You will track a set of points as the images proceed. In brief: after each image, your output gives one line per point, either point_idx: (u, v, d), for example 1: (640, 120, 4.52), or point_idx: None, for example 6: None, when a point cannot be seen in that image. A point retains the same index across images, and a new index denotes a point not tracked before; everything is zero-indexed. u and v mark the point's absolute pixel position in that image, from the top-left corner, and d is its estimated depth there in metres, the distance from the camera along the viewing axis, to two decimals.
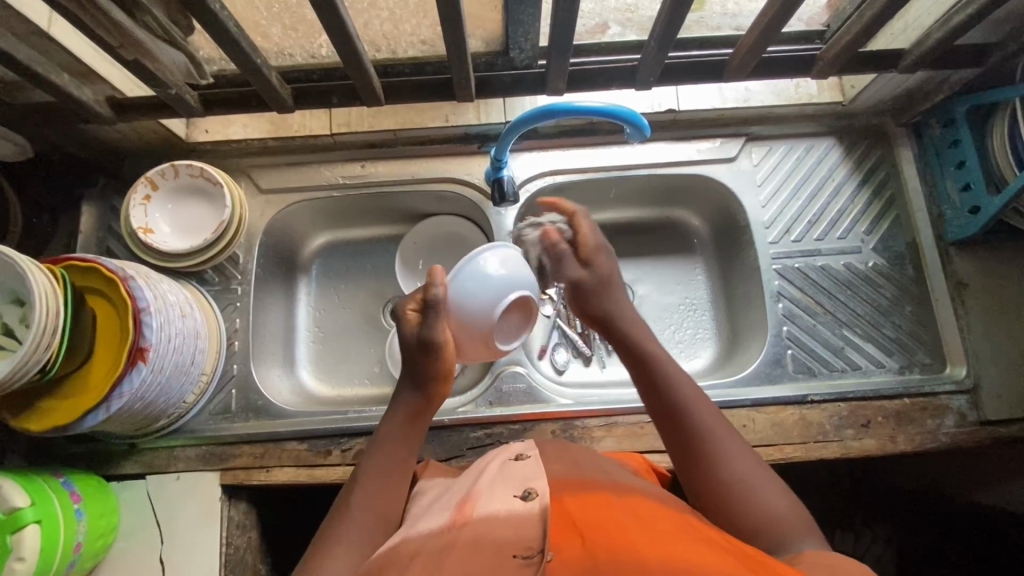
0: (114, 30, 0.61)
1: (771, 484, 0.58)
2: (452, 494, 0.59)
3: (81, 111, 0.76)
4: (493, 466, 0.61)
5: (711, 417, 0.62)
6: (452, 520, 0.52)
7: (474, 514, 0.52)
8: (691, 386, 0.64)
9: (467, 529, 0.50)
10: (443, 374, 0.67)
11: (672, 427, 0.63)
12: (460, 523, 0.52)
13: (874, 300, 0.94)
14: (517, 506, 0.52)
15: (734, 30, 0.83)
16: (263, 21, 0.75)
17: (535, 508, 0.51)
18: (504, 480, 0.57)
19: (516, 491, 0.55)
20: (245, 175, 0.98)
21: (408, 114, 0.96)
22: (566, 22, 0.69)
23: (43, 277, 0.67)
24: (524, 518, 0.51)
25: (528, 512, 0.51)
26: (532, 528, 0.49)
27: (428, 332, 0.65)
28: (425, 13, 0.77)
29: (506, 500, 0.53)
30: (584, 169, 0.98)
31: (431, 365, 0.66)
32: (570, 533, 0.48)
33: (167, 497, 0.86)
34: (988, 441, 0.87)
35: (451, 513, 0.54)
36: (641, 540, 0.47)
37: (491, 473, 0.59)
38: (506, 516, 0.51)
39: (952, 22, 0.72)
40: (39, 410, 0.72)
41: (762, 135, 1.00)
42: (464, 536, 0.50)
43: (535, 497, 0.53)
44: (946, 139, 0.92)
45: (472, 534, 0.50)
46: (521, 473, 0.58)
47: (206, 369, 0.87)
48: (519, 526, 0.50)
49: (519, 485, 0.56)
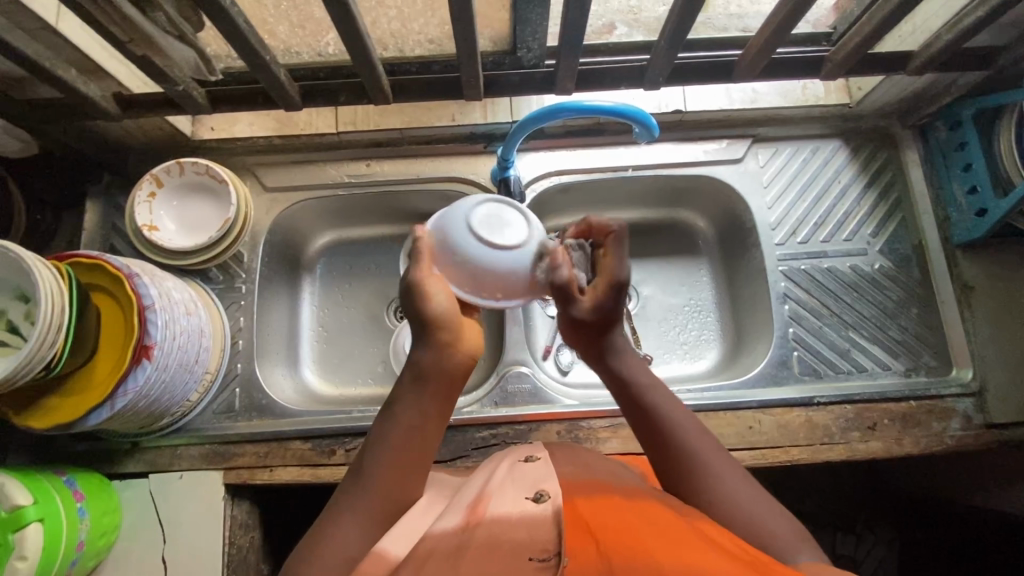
0: (125, 24, 0.60)
1: (760, 496, 0.57)
2: (462, 495, 0.58)
3: (88, 107, 0.76)
4: (502, 467, 0.61)
5: (698, 431, 0.61)
6: (466, 521, 0.52)
7: (487, 515, 0.52)
8: (676, 403, 0.63)
9: (481, 530, 0.50)
10: (439, 318, 0.59)
11: (658, 442, 0.61)
12: (473, 524, 0.51)
13: (880, 303, 0.94)
14: (529, 508, 0.52)
15: (741, 31, 0.83)
16: (271, 19, 0.75)
17: (547, 510, 0.52)
18: (516, 482, 0.57)
19: (528, 493, 0.54)
20: (251, 173, 0.98)
21: (414, 112, 0.97)
22: (575, 22, 0.69)
23: (49, 274, 0.66)
24: (538, 520, 0.51)
25: (541, 514, 0.52)
26: (546, 530, 0.49)
27: (411, 275, 0.61)
28: (434, 12, 0.77)
29: (518, 504, 0.53)
30: (589, 170, 0.98)
31: (418, 308, 0.60)
32: (584, 536, 0.48)
33: (169, 496, 0.86)
34: (993, 444, 0.87)
35: (464, 515, 0.54)
36: (655, 543, 0.47)
37: (501, 476, 0.59)
38: (519, 518, 0.51)
39: (963, 23, 0.72)
40: (42, 408, 0.72)
41: (769, 136, 0.99)
42: (477, 537, 0.49)
43: (547, 499, 0.53)
44: (953, 141, 0.92)
45: (486, 534, 0.50)
46: (531, 475, 0.58)
47: (210, 367, 0.87)
48: (534, 528, 0.50)
49: (530, 487, 0.56)
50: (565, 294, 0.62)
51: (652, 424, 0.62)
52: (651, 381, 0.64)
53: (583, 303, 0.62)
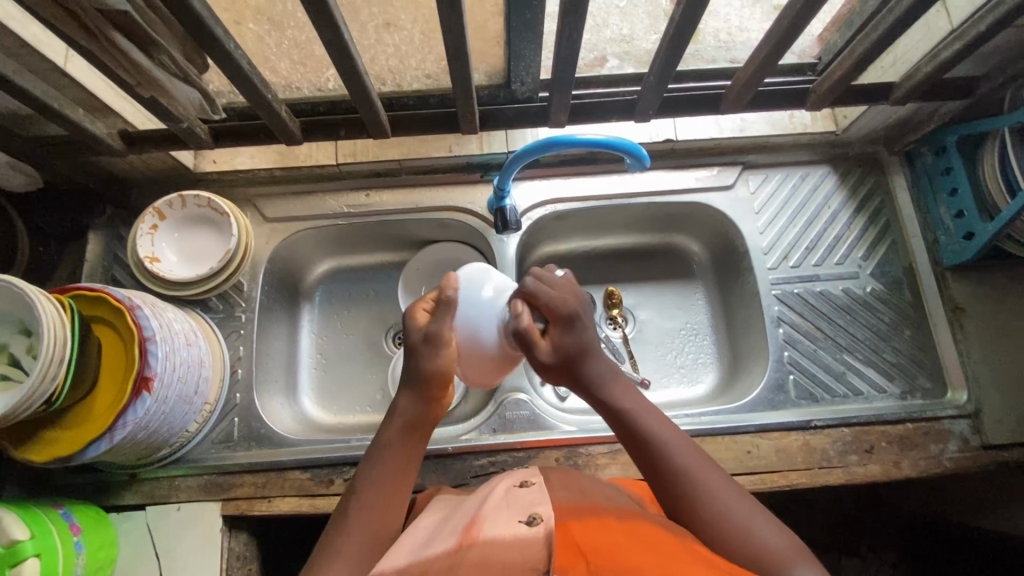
0: (133, 70, 0.62)
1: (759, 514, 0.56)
2: (457, 520, 0.57)
3: (94, 144, 0.77)
4: (496, 493, 0.59)
5: (689, 452, 0.60)
6: (458, 544, 0.50)
7: (480, 537, 0.50)
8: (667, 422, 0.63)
9: (473, 553, 0.48)
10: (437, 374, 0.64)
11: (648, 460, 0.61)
12: (466, 547, 0.49)
13: (874, 325, 0.95)
14: (521, 530, 0.49)
15: (729, 62, 0.88)
16: (273, 57, 0.79)
17: (538, 532, 0.49)
18: (509, 506, 0.55)
19: (520, 516, 0.52)
20: (251, 204, 0.99)
21: (413, 144, 1.00)
22: (565, 60, 0.71)
23: (52, 307, 0.67)
24: (529, 543, 0.48)
25: (533, 538, 0.48)
26: (537, 550, 0.47)
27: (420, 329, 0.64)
28: (431, 48, 0.82)
29: (510, 525, 0.50)
30: (583, 197, 1.00)
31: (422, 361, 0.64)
32: (575, 557, 0.48)
33: (165, 527, 0.85)
34: (991, 466, 0.87)
35: (458, 536, 0.51)
36: (646, 563, 0.47)
37: (495, 501, 0.57)
38: (511, 540, 0.48)
39: (940, 57, 0.74)
40: (43, 440, 0.72)
41: (760, 163, 1.02)
42: (470, 560, 0.48)
43: (539, 521, 0.50)
44: (938, 166, 0.94)
45: (479, 556, 0.48)
46: (525, 499, 0.56)
47: (210, 397, 0.87)
48: (524, 552, 0.47)
49: (523, 510, 0.53)
50: (526, 339, 0.63)
51: (641, 446, 0.61)
52: (639, 401, 0.64)
53: (543, 348, 0.63)
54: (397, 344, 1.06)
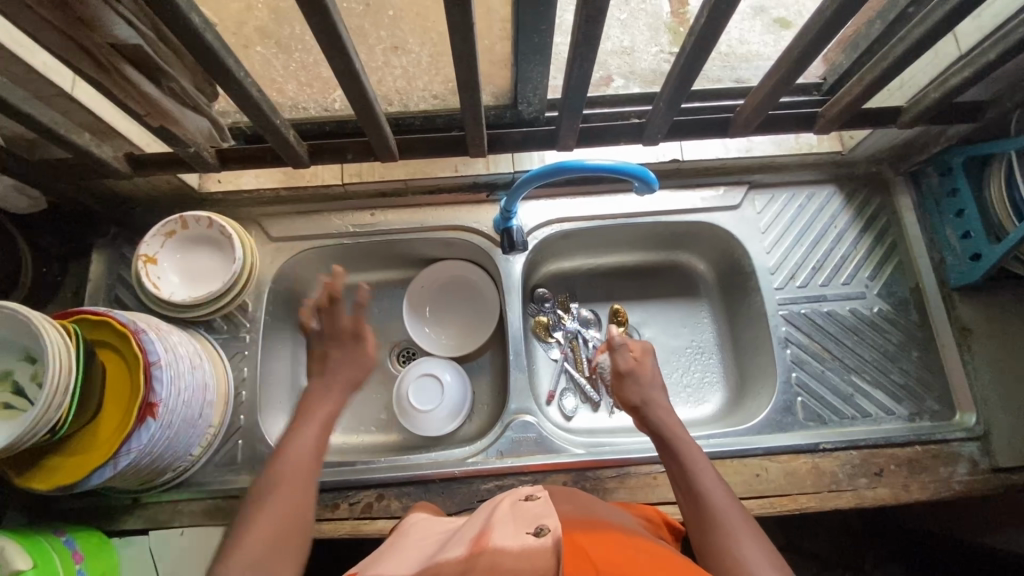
0: (141, 99, 0.62)
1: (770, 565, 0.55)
2: (464, 532, 0.55)
3: (100, 167, 0.77)
4: (503, 508, 0.57)
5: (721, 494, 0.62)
6: (469, 551, 0.48)
7: (490, 544, 0.48)
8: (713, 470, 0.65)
9: (482, 558, 0.46)
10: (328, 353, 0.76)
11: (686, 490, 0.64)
12: (476, 553, 0.47)
13: (881, 346, 0.95)
14: (530, 541, 0.47)
15: (733, 81, 0.91)
16: (280, 79, 0.79)
17: (546, 542, 0.47)
18: (516, 519, 0.53)
19: (528, 529, 0.50)
20: (255, 223, 0.99)
21: (417, 164, 0.99)
22: (573, 87, 0.71)
23: (56, 333, 0.66)
24: (537, 552, 0.46)
25: (541, 547, 0.46)
26: (545, 560, 0.44)
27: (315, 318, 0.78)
28: (438, 70, 0.82)
29: (519, 537, 0.49)
30: (589, 217, 1.00)
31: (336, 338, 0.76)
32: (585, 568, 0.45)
33: (168, 553, 0.84)
34: (1000, 489, 0.86)
35: (468, 545, 0.50)
36: None
37: (503, 515, 0.55)
38: (519, 549, 0.46)
39: (949, 83, 0.74)
40: (45, 468, 0.71)
41: (764, 183, 1.02)
42: (479, 565, 0.45)
43: (548, 532, 0.48)
44: (945, 187, 0.94)
45: (488, 561, 0.45)
46: (532, 512, 0.54)
47: (215, 421, 0.86)
48: (531, 561, 0.45)
49: (531, 523, 0.51)
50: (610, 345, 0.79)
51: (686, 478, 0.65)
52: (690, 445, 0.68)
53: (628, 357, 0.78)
54: (401, 361, 1.06)
